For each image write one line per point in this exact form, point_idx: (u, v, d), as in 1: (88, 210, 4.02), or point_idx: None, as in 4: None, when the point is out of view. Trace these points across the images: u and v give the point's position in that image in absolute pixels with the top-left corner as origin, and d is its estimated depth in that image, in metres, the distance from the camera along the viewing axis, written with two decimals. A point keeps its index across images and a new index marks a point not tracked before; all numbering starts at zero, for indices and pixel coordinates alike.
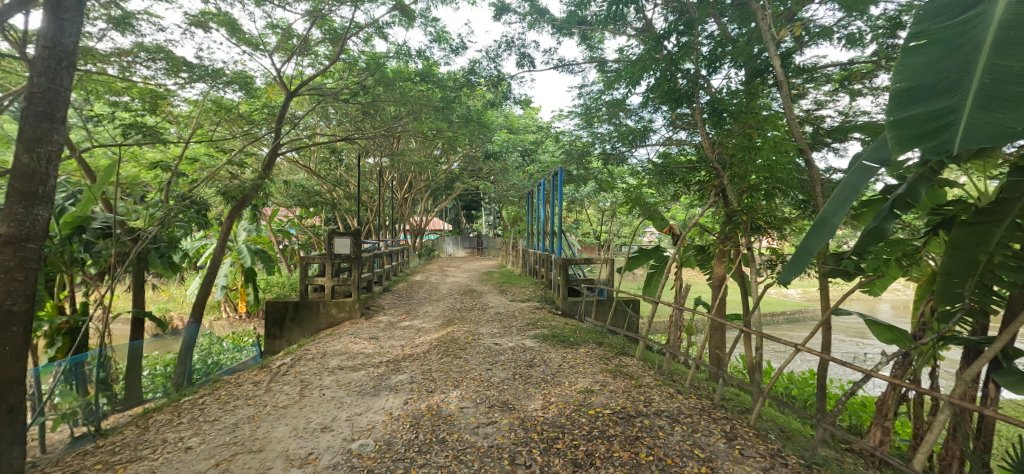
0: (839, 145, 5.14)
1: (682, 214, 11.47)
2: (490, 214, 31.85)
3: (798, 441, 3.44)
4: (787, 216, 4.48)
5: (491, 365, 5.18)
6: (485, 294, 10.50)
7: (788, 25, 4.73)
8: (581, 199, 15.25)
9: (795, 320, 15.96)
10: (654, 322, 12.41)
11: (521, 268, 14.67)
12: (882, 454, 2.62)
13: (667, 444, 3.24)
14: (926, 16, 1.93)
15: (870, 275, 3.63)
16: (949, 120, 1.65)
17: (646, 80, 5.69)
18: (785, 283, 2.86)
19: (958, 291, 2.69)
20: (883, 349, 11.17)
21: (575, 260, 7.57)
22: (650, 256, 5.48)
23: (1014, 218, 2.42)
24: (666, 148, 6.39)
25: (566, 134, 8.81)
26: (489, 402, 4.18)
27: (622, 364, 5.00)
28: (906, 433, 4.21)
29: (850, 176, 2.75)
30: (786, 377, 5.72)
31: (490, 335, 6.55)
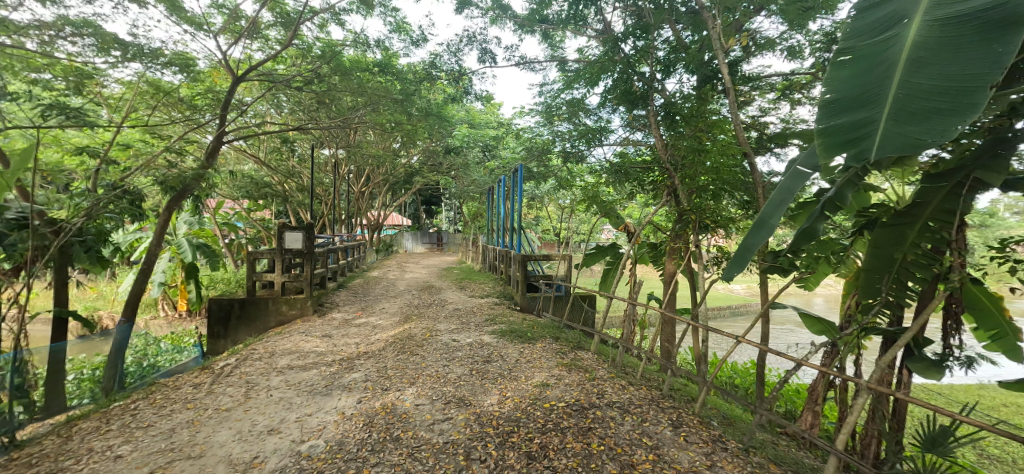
0: (780, 150, 5.49)
1: (637, 213, 11.85)
2: (451, 210, 31.58)
3: (738, 426, 3.67)
4: (732, 216, 4.74)
5: (448, 361, 5.15)
6: (445, 290, 10.40)
7: (736, 35, 4.99)
8: (542, 196, 15.41)
9: (739, 314, 16.96)
10: (610, 317, 12.79)
11: (481, 264, 14.65)
12: (810, 436, 2.83)
13: (617, 434, 3.36)
14: (852, 40, 2.09)
15: (803, 271, 3.91)
16: (869, 130, 1.79)
17: (604, 81, 5.84)
18: (729, 279, 3.01)
19: (877, 286, 2.94)
20: (815, 339, 12.13)
21: (534, 256, 7.64)
22: (607, 253, 5.63)
23: (924, 220, 2.67)
24: (622, 148, 6.58)
25: (526, 131, 8.85)
26: (445, 398, 4.15)
27: (578, 358, 5.12)
28: (832, 416, 4.58)
29: (787, 181, 2.95)
30: (730, 368, 6.06)
31: (448, 331, 6.50)
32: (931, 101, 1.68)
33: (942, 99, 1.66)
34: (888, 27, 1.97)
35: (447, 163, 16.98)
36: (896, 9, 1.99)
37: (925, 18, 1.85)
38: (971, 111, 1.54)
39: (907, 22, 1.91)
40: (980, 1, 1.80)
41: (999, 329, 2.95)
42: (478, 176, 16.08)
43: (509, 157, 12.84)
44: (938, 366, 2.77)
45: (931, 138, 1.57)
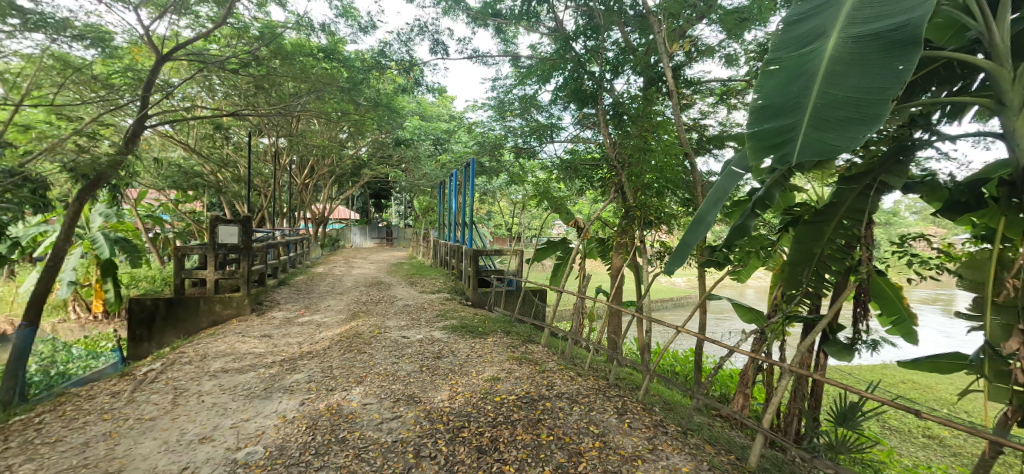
0: (718, 151, 5.85)
1: (587, 209, 12.16)
2: (401, 204, 30.81)
3: (678, 411, 3.89)
4: (674, 212, 5.00)
5: (397, 358, 5.03)
6: (395, 286, 10.14)
7: (680, 41, 5.24)
8: (494, 191, 15.41)
9: (680, 305, 17.95)
10: (560, 310, 13.09)
11: (432, 259, 14.44)
12: (741, 417, 3.05)
13: (566, 424, 3.44)
14: (780, 49, 2.26)
15: (736, 265, 4.20)
16: (791, 136, 1.95)
17: (555, 79, 5.93)
18: (670, 274, 3.19)
19: (799, 278, 3.22)
20: (744, 327, 13.16)
21: (485, 251, 7.64)
22: (557, 247, 5.75)
23: (839, 219, 2.98)
24: (573, 145, 6.71)
25: (479, 125, 8.78)
26: (395, 396, 4.05)
27: (529, 351, 5.19)
28: (760, 398, 4.97)
29: (723, 180, 3.16)
30: (671, 356, 6.41)
31: (398, 328, 6.35)
32: (844, 111, 1.85)
33: (853, 110, 1.83)
34: (810, 40, 2.15)
35: (397, 156, 16.52)
36: (817, 25, 2.17)
37: (841, 33, 2.02)
38: (876, 122, 1.71)
39: (825, 37, 2.08)
40: (887, 17, 1.97)
41: (898, 314, 3.35)
42: (429, 170, 15.76)
43: (462, 151, 12.70)
44: (849, 349, 3.13)
45: (843, 146, 1.73)
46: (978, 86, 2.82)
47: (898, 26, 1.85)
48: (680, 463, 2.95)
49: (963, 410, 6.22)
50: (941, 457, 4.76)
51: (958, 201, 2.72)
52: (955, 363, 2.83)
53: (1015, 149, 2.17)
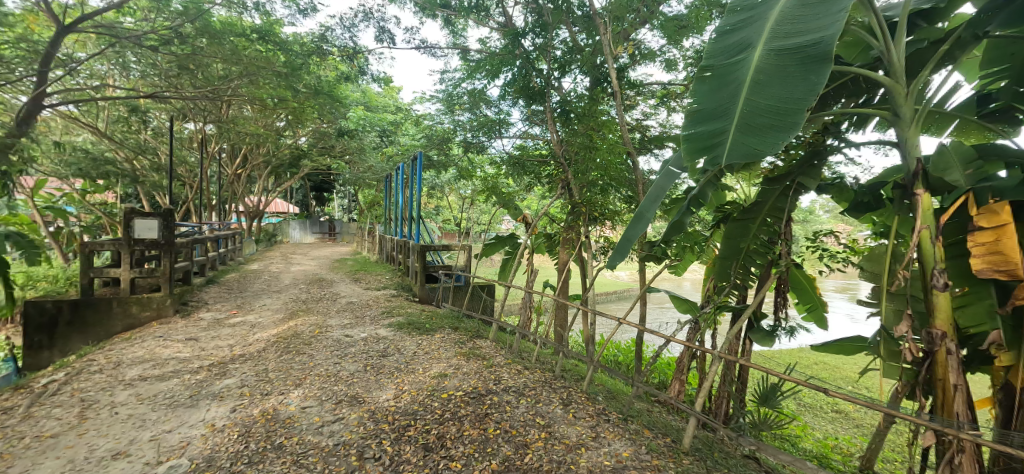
0: (658, 151, 6.13)
1: (535, 204, 12.31)
2: (345, 197, 29.53)
3: (620, 399, 4.07)
4: (617, 209, 5.19)
5: (340, 358, 4.84)
6: (337, 283, 9.71)
7: (624, 43, 5.43)
8: (443, 185, 15.18)
9: (623, 298, 18.76)
10: (509, 305, 13.22)
11: (378, 255, 14.00)
12: (676, 401, 3.27)
13: (513, 417, 3.49)
14: (712, 54, 2.40)
15: (674, 259, 4.45)
16: (721, 139, 2.09)
17: (505, 74, 5.94)
18: (613, 268, 3.33)
19: (728, 271, 3.49)
20: (680, 317, 14.02)
21: (433, 247, 7.52)
22: (506, 243, 5.79)
23: (762, 217, 3.26)
24: (522, 141, 6.75)
25: (426, 118, 8.59)
26: (337, 397, 3.90)
27: (477, 346, 5.20)
28: (694, 383, 5.32)
29: (661, 179, 3.33)
30: (614, 346, 6.68)
31: (341, 327, 6.09)
32: (766, 118, 2.01)
33: (774, 117, 1.99)
34: (739, 50, 2.30)
35: (340, 147, 15.77)
36: (745, 37, 2.34)
37: (766, 45, 2.18)
38: (792, 130, 1.88)
39: (751, 48, 2.24)
40: (806, 31, 2.14)
41: (812, 303, 3.71)
42: (375, 162, 15.18)
43: (409, 144, 12.36)
44: (770, 335, 3.42)
45: (765, 151, 1.89)
46: (879, 100, 3.16)
47: (813, 42, 2.03)
48: (621, 448, 3.10)
49: (863, 385, 7.02)
50: (846, 429, 5.35)
51: (861, 201, 3.05)
52: (857, 345, 3.19)
53: (906, 156, 2.46)
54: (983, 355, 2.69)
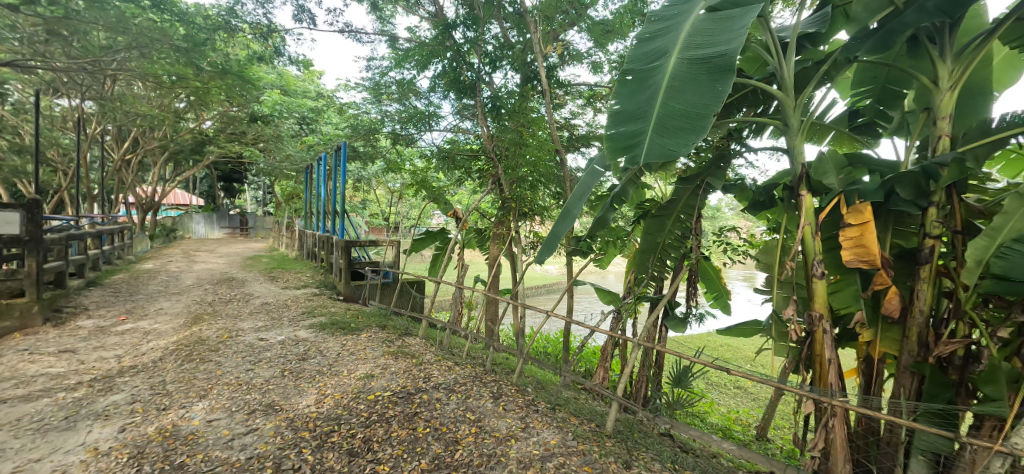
0: (585, 149, 6.37)
1: (466, 199, 12.21)
2: (259, 189, 27.09)
3: (548, 389, 4.20)
4: (546, 205, 5.32)
5: (253, 364, 4.46)
6: (251, 283, 8.91)
7: (554, 43, 5.55)
8: (370, 178, 14.51)
9: (552, 291, 19.34)
10: (440, 301, 13.03)
11: (298, 251, 13.04)
12: (601, 388, 3.45)
13: (443, 414, 3.46)
14: (633, 58, 2.53)
15: (598, 253, 4.66)
16: (640, 139, 2.21)
17: (435, 66, 5.79)
18: (542, 262, 3.44)
19: (646, 263, 3.73)
20: (604, 308, 14.81)
21: (358, 242, 7.17)
22: (436, 238, 5.70)
23: (676, 213, 3.53)
24: (453, 135, 6.62)
25: (351, 107, 8.10)
26: (250, 407, 3.59)
27: (405, 345, 5.05)
28: (616, 370, 5.64)
29: (587, 176, 3.46)
30: (543, 338, 6.87)
31: (255, 330, 5.60)
32: (679, 121, 2.14)
33: (686, 120, 2.12)
34: (656, 57, 2.45)
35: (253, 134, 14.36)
36: (661, 45, 2.49)
37: (679, 54, 2.33)
38: (699, 133, 2.03)
39: (667, 56, 2.39)
40: (713, 43, 2.31)
41: (717, 291, 4.09)
42: (293, 151, 14.04)
43: (332, 133, 11.60)
44: (683, 321, 3.73)
45: (678, 151, 2.01)
46: (773, 111, 3.53)
47: (718, 53, 2.20)
48: (549, 437, 3.20)
49: (759, 363, 7.95)
50: (745, 403, 6.01)
51: (759, 200, 3.41)
52: (754, 328, 3.58)
53: (794, 161, 2.79)
54: (851, 332, 3.16)
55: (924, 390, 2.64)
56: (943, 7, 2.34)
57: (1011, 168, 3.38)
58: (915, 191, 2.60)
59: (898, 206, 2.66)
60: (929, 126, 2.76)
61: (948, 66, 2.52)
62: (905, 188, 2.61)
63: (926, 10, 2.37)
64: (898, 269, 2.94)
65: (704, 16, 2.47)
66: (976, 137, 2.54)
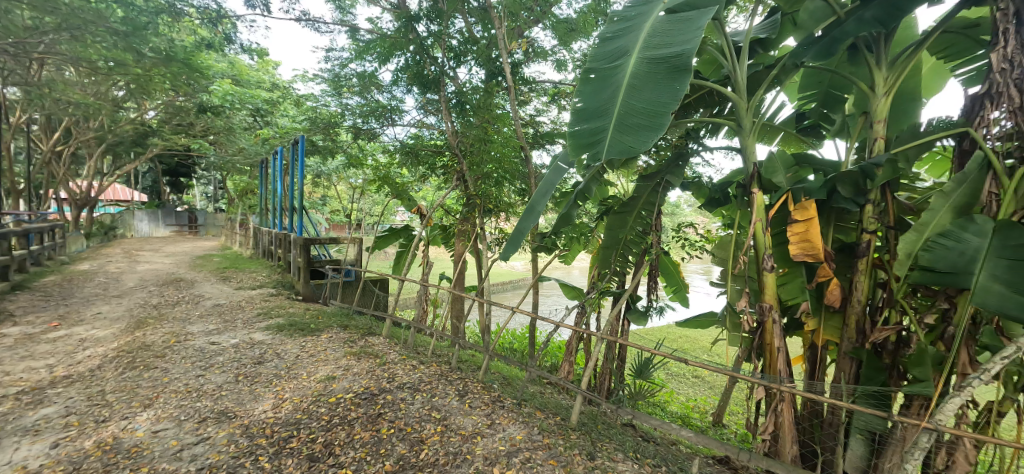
0: (550, 146, 6.41)
1: (431, 195, 12.02)
2: (209, 184, 25.58)
3: (514, 384, 4.22)
4: (511, 201, 5.34)
5: (204, 370, 4.22)
6: (201, 283, 8.42)
7: (518, 40, 5.53)
8: (330, 173, 14.03)
9: (517, 287, 19.42)
10: (404, 299, 12.80)
11: (254, 249, 12.44)
12: (565, 382, 3.50)
13: (407, 414, 3.40)
14: (596, 57, 2.56)
15: (563, 249, 4.71)
16: (602, 136, 2.24)
17: (398, 59, 5.65)
18: (507, 258, 3.45)
19: (609, 259, 3.81)
20: (568, 304, 15.03)
21: (318, 240, 6.93)
22: (400, 235, 5.60)
23: (638, 210, 3.62)
24: (416, 130, 6.48)
25: (309, 99, 7.77)
26: (200, 415, 3.39)
27: (368, 344, 4.94)
28: (580, 363, 5.74)
29: (550, 173, 3.49)
30: (509, 334, 6.90)
31: (206, 334, 5.31)
32: (639, 118, 2.17)
33: (645, 118, 2.16)
34: (617, 56, 2.48)
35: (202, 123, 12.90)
36: (622, 45, 2.53)
37: (638, 53, 2.38)
38: (658, 130, 2.07)
39: (628, 55, 2.43)
40: (671, 42, 2.36)
41: (676, 284, 4.23)
42: (247, 144, 13.33)
43: (288, 125, 11.07)
44: (644, 314, 3.85)
45: (638, 148, 2.05)
46: (727, 111, 3.67)
47: (676, 53, 2.24)
48: (515, 432, 3.22)
49: (715, 352, 8.32)
50: (702, 391, 6.28)
51: (714, 197, 3.56)
52: (710, 320, 3.74)
53: (746, 160, 2.92)
54: (797, 322, 3.35)
55: (861, 374, 2.84)
56: (879, 18, 2.50)
57: (936, 169, 3.68)
58: (853, 189, 2.78)
59: (839, 203, 2.83)
60: (867, 129, 2.95)
61: (883, 73, 2.70)
62: (845, 187, 2.78)
63: (864, 20, 2.52)
64: (839, 262, 3.15)
65: (662, 18, 2.52)
66: (907, 140, 2.74)
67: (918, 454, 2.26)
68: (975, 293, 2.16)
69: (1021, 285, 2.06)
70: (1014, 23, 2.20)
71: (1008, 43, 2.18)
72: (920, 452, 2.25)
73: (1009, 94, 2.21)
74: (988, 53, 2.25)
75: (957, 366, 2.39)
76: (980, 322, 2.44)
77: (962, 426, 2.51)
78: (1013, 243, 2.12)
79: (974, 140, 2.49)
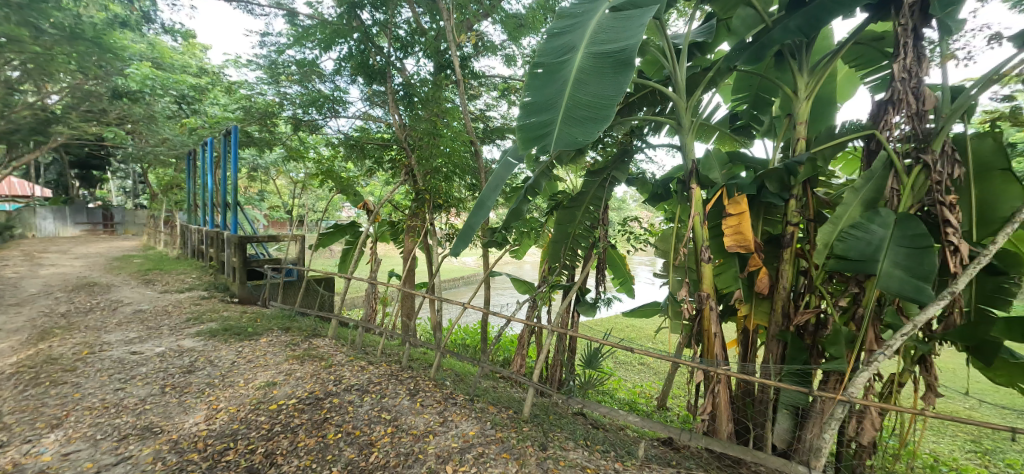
0: (500, 141, 6.40)
1: (379, 191, 11.66)
2: (126, 179, 23.15)
3: (466, 380, 4.21)
4: (460, 196, 5.30)
5: (124, 383, 3.84)
6: (119, 288, 7.64)
7: (467, 33, 5.47)
8: (268, 166, 13.20)
9: (470, 283, 19.32)
10: (352, 298, 12.36)
11: (182, 248, 11.45)
12: (517, 376, 3.53)
13: (356, 417, 3.29)
14: (544, 51, 2.56)
15: (513, 244, 4.74)
16: (550, 129, 2.25)
17: (341, 47, 5.39)
18: (458, 254, 3.43)
19: (559, 253, 3.89)
20: (519, 299, 15.18)
21: (255, 238, 6.52)
22: (345, 232, 5.40)
23: (586, 205, 3.72)
24: (362, 123, 6.23)
25: (242, 87, 7.24)
26: (121, 432, 3.09)
27: (312, 347, 4.72)
28: (532, 356, 5.83)
29: (501, 168, 3.50)
30: (461, 330, 6.86)
31: (126, 343, 4.84)
32: (585, 111, 2.19)
33: (591, 111, 2.18)
34: (565, 51, 2.50)
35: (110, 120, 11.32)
36: (569, 40, 2.55)
37: (585, 48, 2.40)
38: (603, 122, 2.10)
39: (575, 50, 2.45)
40: (616, 39, 2.39)
41: (623, 276, 4.40)
42: (171, 134, 12.18)
43: (218, 114, 10.23)
44: (593, 306, 3.96)
45: (584, 140, 2.08)
46: (669, 111, 3.85)
47: (621, 48, 2.28)
48: (467, 428, 3.21)
49: (659, 340, 8.77)
50: (647, 377, 6.59)
51: (656, 193, 3.72)
52: (654, 309, 3.92)
53: (685, 157, 3.07)
54: (731, 308, 3.59)
55: (786, 355, 3.10)
56: (801, 27, 2.68)
57: (849, 167, 4.07)
58: (779, 185, 3.01)
59: (767, 198, 3.06)
60: (790, 130, 3.19)
61: (804, 78, 2.94)
62: (772, 183, 3.00)
63: (789, 29, 2.70)
64: (767, 252, 3.41)
65: (608, 15, 2.56)
66: (824, 140, 3.00)
67: (835, 424, 2.50)
68: (880, 277, 2.42)
69: (916, 270, 2.34)
70: (912, 38, 2.46)
71: (907, 56, 2.43)
72: (837, 422, 2.49)
73: (907, 101, 2.46)
74: (891, 64, 2.50)
75: (865, 344, 2.66)
76: (884, 304, 2.73)
77: (869, 397, 2.81)
78: (911, 233, 2.39)
79: (879, 141, 2.76)
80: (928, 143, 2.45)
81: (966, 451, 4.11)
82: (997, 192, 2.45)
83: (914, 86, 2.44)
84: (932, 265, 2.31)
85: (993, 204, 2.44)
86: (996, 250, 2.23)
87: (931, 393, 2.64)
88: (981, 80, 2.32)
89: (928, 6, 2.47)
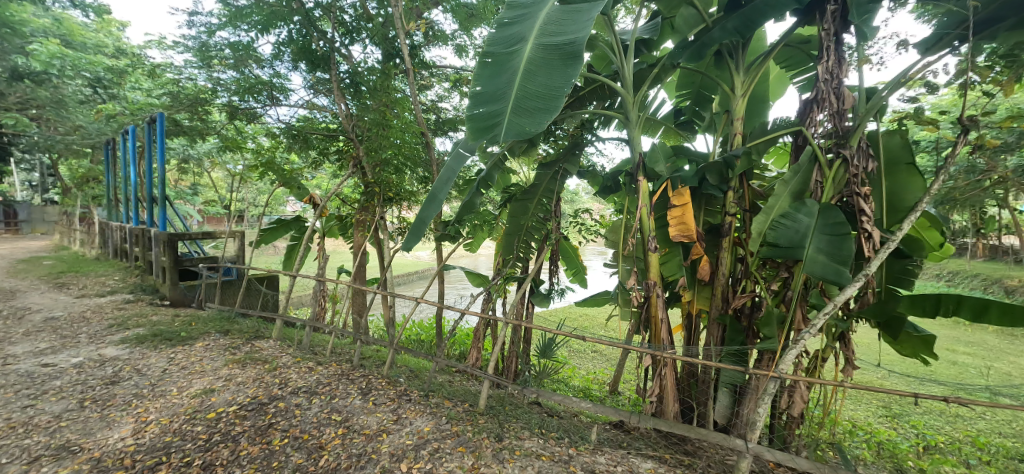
0: (453, 133, 6.32)
1: (326, 183, 11.21)
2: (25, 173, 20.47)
3: (421, 376, 4.16)
4: (412, 190, 5.21)
5: (33, 399, 3.45)
6: (25, 294, 6.83)
7: (416, 21, 5.35)
8: (202, 157, 12.29)
9: (425, 277, 19.02)
10: (299, 297, 11.83)
11: (102, 248, 10.40)
12: (471, 368, 3.50)
13: (303, 421, 3.17)
14: (494, 39, 2.51)
15: (467, 237, 4.72)
16: (500, 119, 2.24)
17: (282, 30, 5.09)
18: (410, 248, 3.37)
19: (512, 245, 3.92)
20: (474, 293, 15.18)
21: (187, 235, 6.05)
22: (290, 227, 5.15)
23: (537, 198, 3.78)
24: (306, 111, 5.92)
25: (166, 70, 6.63)
26: (31, 454, 2.78)
27: (255, 349, 4.48)
28: (487, 349, 5.84)
29: (453, 159, 3.38)
30: (415, 326, 6.75)
31: (35, 355, 4.34)
32: (534, 102, 2.20)
33: (540, 101, 2.19)
34: (514, 42, 2.47)
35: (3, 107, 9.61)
36: (518, 31, 2.52)
37: (535, 40, 2.39)
38: (552, 113, 2.12)
39: (525, 41, 2.43)
40: (565, 31, 2.39)
41: (575, 266, 4.50)
42: (86, 121, 10.43)
43: (142, 99, 9.36)
44: (546, 297, 4.01)
45: (533, 131, 2.10)
46: (616, 106, 3.96)
47: (569, 41, 2.29)
48: (422, 425, 3.18)
49: (611, 328, 9.08)
50: (599, 365, 6.80)
51: (606, 184, 3.85)
52: (605, 298, 4.03)
53: (633, 150, 3.16)
54: (676, 295, 3.77)
55: (726, 337, 3.30)
56: (738, 29, 2.82)
57: (780, 161, 4.37)
58: (719, 178, 3.18)
59: (707, 190, 3.23)
60: (728, 124, 3.37)
61: (741, 76, 3.10)
62: (712, 176, 3.17)
63: (727, 29, 2.83)
64: (708, 241, 3.59)
65: (557, 7, 2.56)
66: (758, 136, 3.20)
67: (768, 399, 2.65)
68: (806, 262, 2.62)
69: (837, 255, 2.55)
70: (833, 42, 2.65)
71: (828, 59, 2.63)
72: (769, 397, 2.65)
73: (829, 101, 2.67)
74: (816, 66, 2.69)
75: (793, 323, 2.89)
76: (810, 286, 2.96)
77: (798, 372, 3.05)
78: (832, 222, 2.61)
79: (806, 137, 2.96)
80: (847, 139, 2.67)
81: (879, 416, 4.61)
82: (902, 183, 2.72)
83: (835, 87, 2.65)
84: (850, 250, 2.53)
85: (900, 195, 2.71)
86: (902, 235, 2.47)
87: (849, 366, 2.91)
88: (891, 83, 2.57)
89: (847, 13, 2.67)
